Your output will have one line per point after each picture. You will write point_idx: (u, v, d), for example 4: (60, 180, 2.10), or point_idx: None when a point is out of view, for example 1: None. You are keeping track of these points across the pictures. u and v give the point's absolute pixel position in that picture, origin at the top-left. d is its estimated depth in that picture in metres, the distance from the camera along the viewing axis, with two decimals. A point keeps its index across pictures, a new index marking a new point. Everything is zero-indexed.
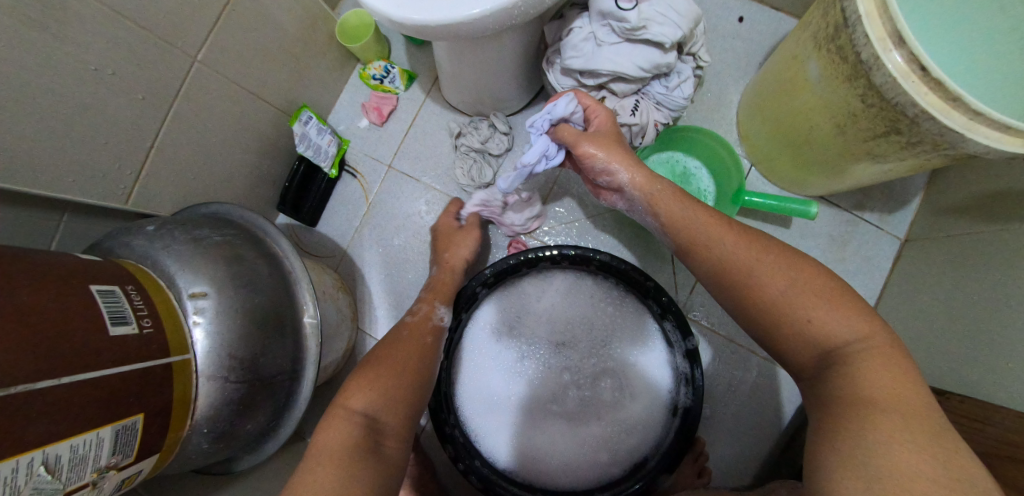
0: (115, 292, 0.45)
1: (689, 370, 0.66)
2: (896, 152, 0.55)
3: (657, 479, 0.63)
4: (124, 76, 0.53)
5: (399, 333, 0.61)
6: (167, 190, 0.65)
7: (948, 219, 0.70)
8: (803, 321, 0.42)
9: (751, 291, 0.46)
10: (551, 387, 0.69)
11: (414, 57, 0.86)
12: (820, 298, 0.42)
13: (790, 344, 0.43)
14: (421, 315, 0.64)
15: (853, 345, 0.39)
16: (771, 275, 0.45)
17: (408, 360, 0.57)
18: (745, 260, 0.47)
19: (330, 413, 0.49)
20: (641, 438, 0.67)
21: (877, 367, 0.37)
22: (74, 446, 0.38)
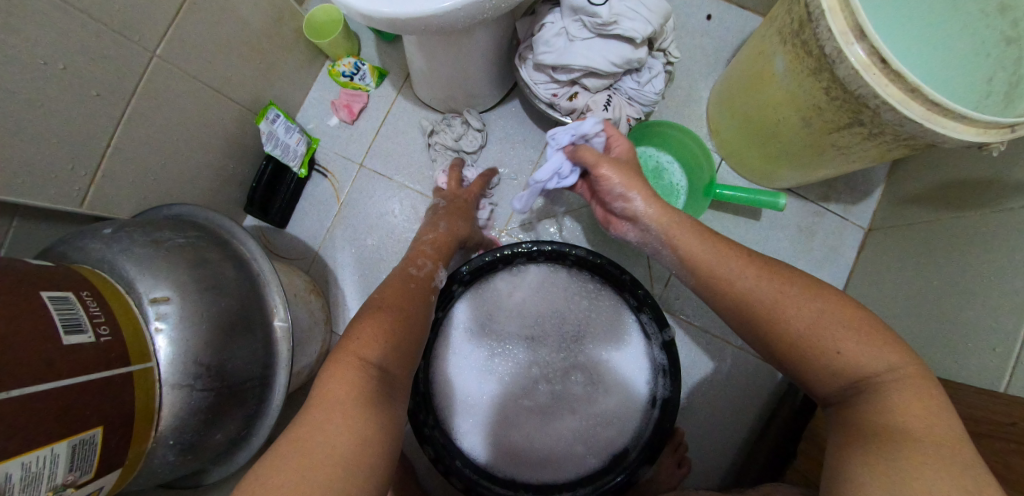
0: (69, 299, 0.42)
1: (664, 360, 0.67)
2: (858, 144, 0.57)
3: (637, 470, 0.64)
4: (76, 72, 0.50)
5: (405, 285, 0.59)
6: (125, 192, 0.62)
7: (908, 208, 0.73)
8: (834, 354, 0.41)
9: (775, 327, 0.44)
10: (530, 383, 0.69)
11: (385, 54, 0.85)
12: (843, 329, 0.41)
13: (820, 377, 0.42)
14: (426, 272, 0.62)
15: (883, 376, 0.38)
16: (797, 309, 0.43)
17: (417, 320, 0.55)
18: (767, 295, 0.45)
19: (337, 358, 0.45)
20: (621, 430, 0.67)
21: (911, 396, 0.37)
22: (26, 464, 0.35)
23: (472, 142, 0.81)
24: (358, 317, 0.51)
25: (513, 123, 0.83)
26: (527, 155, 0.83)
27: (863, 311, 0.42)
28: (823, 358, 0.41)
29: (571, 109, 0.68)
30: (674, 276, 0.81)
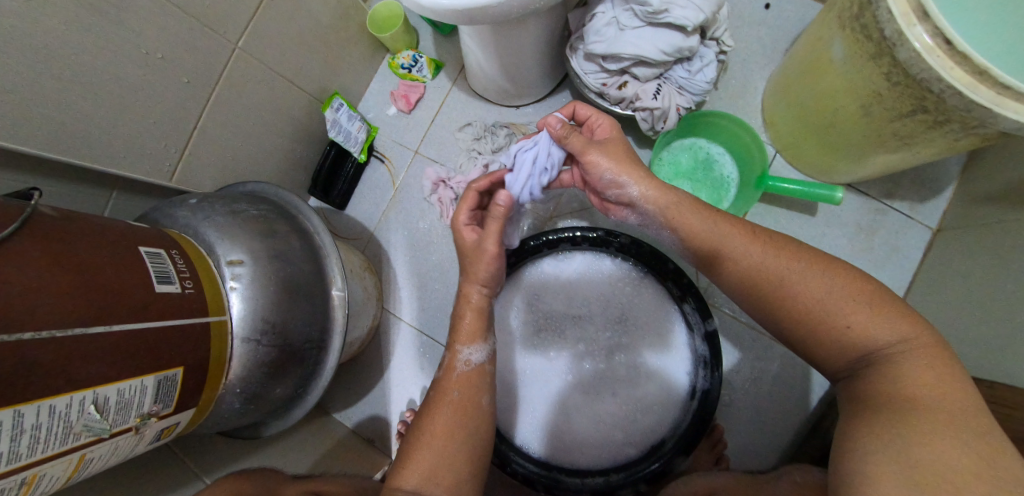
0: (161, 255, 0.48)
1: (707, 352, 0.66)
2: (923, 133, 0.54)
3: (674, 460, 0.63)
4: (173, 61, 0.57)
5: (443, 393, 0.58)
6: (208, 169, 0.69)
7: (983, 208, 0.68)
8: (843, 327, 0.41)
9: (783, 301, 0.44)
10: (575, 367, 0.70)
11: (441, 47, 0.88)
12: (854, 302, 0.41)
13: (827, 351, 0.42)
14: (446, 367, 0.60)
15: (892, 348, 0.39)
16: (805, 283, 0.43)
17: (451, 422, 0.55)
18: (773, 269, 0.45)
19: (383, 492, 0.51)
20: (659, 421, 0.67)
21: (923, 369, 0.37)
22: (121, 391, 0.41)
23: None
24: (412, 436, 0.55)
25: None
26: None
27: (869, 283, 0.42)
28: (832, 332, 0.41)
29: (620, 98, 0.68)
30: None
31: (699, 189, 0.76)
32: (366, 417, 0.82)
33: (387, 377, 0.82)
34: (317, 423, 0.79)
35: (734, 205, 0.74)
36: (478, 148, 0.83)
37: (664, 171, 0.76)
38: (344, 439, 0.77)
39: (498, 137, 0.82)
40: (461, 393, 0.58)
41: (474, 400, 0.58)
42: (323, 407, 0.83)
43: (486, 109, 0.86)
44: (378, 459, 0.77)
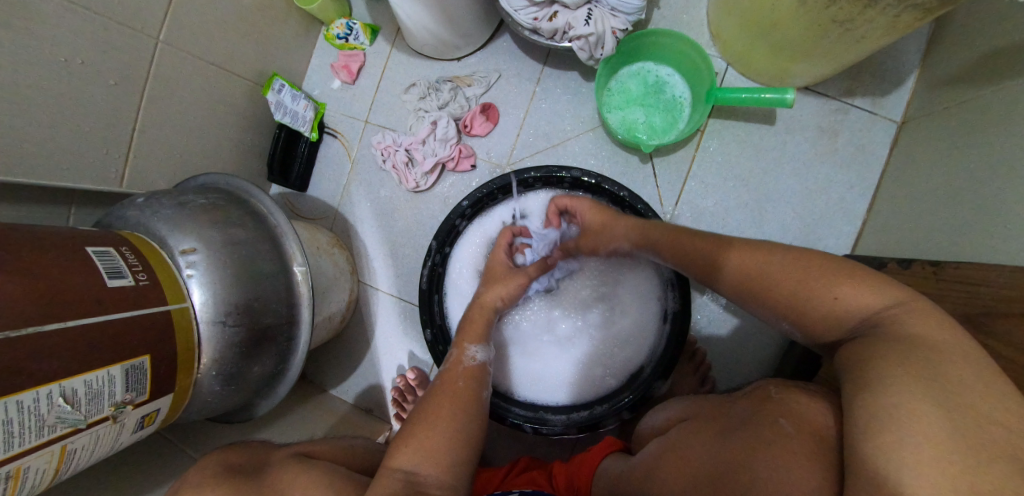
0: (110, 252, 0.49)
1: (671, 274, 0.67)
2: (862, 14, 0.51)
3: (652, 385, 0.64)
4: (93, 64, 0.57)
5: (453, 382, 0.57)
6: (158, 169, 0.69)
7: (946, 89, 0.65)
8: (831, 301, 0.38)
9: (770, 291, 0.42)
10: (542, 309, 0.71)
11: (374, 10, 0.86)
12: (840, 276, 0.38)
13: (825, 329, 0.38)
14: (453, 361, 0.61)
15: (886, 311, 0.35)
16: (787, 269, 0.41)
17: (454, 410, 0.54)
18: (757, 265, 0.44)
19: (376, 474, 0.48)
20: (634, 350, 0.68)
21: (925, 324, 0.33)
22: (88, 382, 0.43)
23: (456, 109, 0.80)
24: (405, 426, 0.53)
25: (505, 59, 0.81)
26: (523, 88, 0.80)
27: (856, 265, 0.40)
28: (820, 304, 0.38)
29: (553, 31, 0.66)
30: (686, 191, 0.76)
31: (652, 114, 0.74)
32: (361, 388, 0.85)
33: (375, 348, 0.85)
34: (314, 400, 0.82)
35: (689, 123, 0.72)
36: (425, 107, 0.82)
37: (613, 101, 0.74)
38: (342, 412, 0.81)
39: (443, 93, 0.81)
40: (466, 385, 0.58)
41: (473, 391, 0.57)
42: (319, 384, 0.87)
43: (429, 67, 0.84)
44: (376, 425, 0.80)
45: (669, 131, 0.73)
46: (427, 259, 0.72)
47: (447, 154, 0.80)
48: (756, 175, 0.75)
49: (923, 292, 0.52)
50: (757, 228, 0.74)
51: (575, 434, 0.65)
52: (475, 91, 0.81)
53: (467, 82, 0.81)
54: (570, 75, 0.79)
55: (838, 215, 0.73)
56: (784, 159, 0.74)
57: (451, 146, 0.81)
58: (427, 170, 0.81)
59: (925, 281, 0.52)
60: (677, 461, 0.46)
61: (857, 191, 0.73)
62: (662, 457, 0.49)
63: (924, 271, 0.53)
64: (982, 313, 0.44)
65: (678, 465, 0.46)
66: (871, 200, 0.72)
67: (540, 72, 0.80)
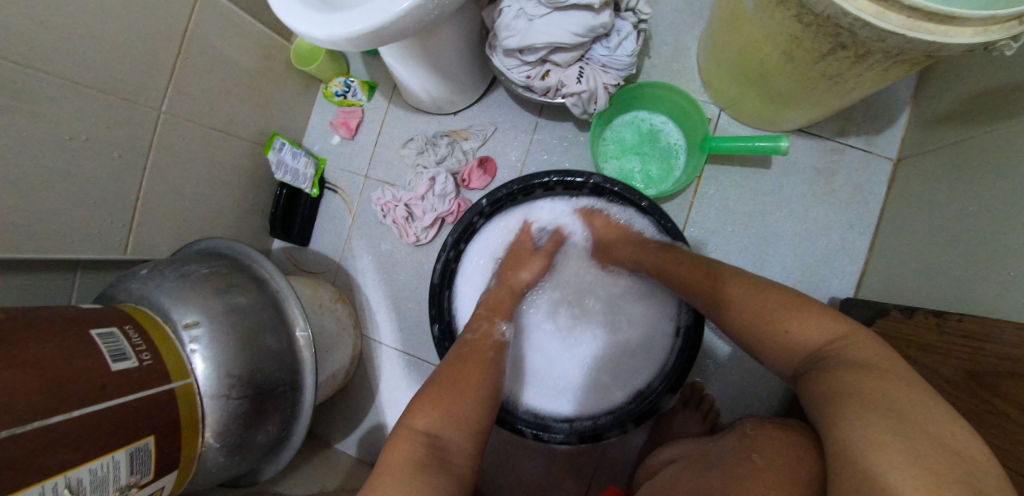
0: (114, 332, 0.49)
1: None
2: (849, 69, 0.52)
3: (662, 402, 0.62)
4: (98, 140, 0.58)
5: (481, 352, 0.56)
6: (161, 236, 0.70)
7: (938, 130, 0.66)
8: (784, 334, 0.41)
9: (737, 318, 0.46)
10: (554, 317, 0.71)
11: (371, 67, 0.88)
12: (789, 310, 0.42)
13: (781, 359, 0.41)
14: (481, 332, 0.59)
15: (833, 343, 0.38)
16: (746, 299, 0.45)
17: (479, 381, 0.52)
18: (726, 294, 0.48)
19: (394, 432, 0.47)
20: (643, 367, 0.66)
21: (863, 352, 0.37)
22: (93, 470, 0.43)
23: (455, 163, 0.82)
24: (428, 382, 0.51)
25: (500, 111, 0.83)
26: (519, 140, 0.82)
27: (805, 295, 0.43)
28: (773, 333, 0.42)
29: (546, 88, 0.68)
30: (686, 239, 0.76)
31: (648, 162, 0.75)
32: (365, 444, 0.84)
33: (378, 402, 0.84)
34: (317, 458, 0.81)
35: (685, 172, 0.73)
36: (424, 162, 0.83)
37: (609, 151, 0.76)
38: (346, 470, 0.79)
39: (440, 148, 0.82)
40: (494, 357, 0.56)
41: (494, 364, 0.56)
42: (322, 441, 0.85)
43: (426, 121, 0.86)
44: None
45: (665, 180, 0.75)
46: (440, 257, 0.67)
47: (447, 209, 0.81)
48: (754, 218, 0.75)
49: (928, 344, 0.51)
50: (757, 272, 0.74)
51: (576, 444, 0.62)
52: (472, 144, 0.82)
53: (464, 136, 0.83)
54: (565, 125, 0.80)
55: (840, 255, 0.73)
56: (781, 200, 0.75)
57: (450, 201, 0.82)
58: (427, 224, 0.81)
59: (929, 331, 0.51)
60: (666, 488, 0.48)
61: (857, 230, 0.73)
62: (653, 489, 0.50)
63: (927, 321, 0.52)
64: (989, 371, 0.43)
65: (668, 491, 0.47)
66: (872, 239, 0.72)
67: (535, 123, 0.81)
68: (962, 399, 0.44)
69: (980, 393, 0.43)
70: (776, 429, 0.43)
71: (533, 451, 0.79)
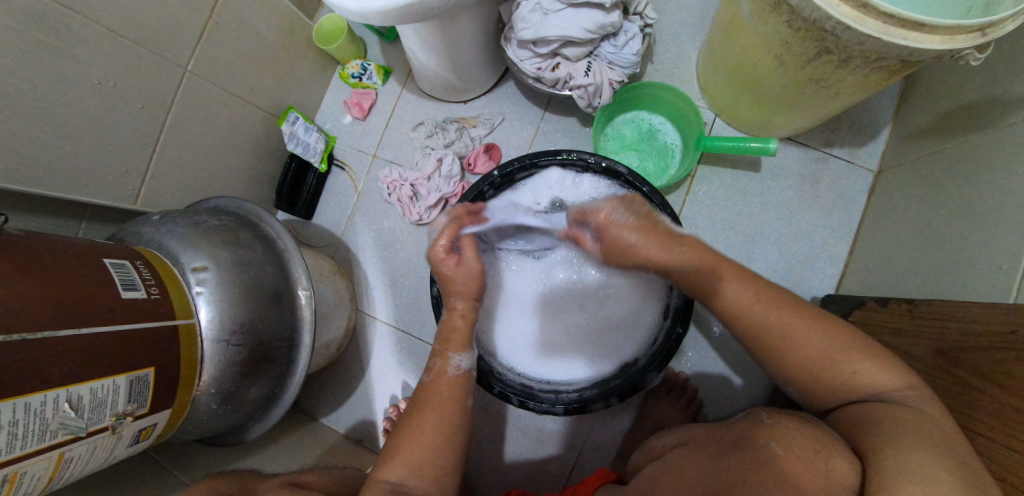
0: (125, 264, 0.50)
1: None
2: (835, 74, 0.57)
3: (645, 376, 0.65)
4: (125, 88, 0.61)
5: (435, 393, 0.56)
6: (171, 191, 0.72)
7: (916, 143, 0.71)
8: (851, 374, 0.42)
9: (798, 356, 0.44)
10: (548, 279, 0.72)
11: (389, 54, 0.93)
12: (860, 354, 0.42)
13: (831, 395, 0.43)
14: (436, 371, 0.59)
15: (901, 393, 0.40)
16: (812, 334, 0.44)
17: (440, 422, 0.54)
18: (782, 326, 0.45)
19: (366, 484, 0.50)
20: (630, 344, 0.69)
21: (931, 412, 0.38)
22: (94, 390, 0.43)
23: (463, 148, 0.86)
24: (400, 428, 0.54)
25: (509, 103, 0.87)
26: (525, 130, 0.86)
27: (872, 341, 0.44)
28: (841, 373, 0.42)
29: (556, 80, 0.72)
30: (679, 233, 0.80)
31: (645, 158, 0.80)
32: (353, 417, 0.84)
33: (369, 376, 0.85)
34: (304, 428, 0.81)
35: (679, 168, 0.77)
36: (432, 145, 0.87)
37: (609, 146, 0.80)
38: (332, 441, 0.79)
39: (449, 132, 0.86)
40: (451, 395, 0.57)
41: (459, 402, 0.57)
42: (309, 412, 0.85)
43: (437, 107, 0.90)
44: (366, 456, 0.79)
45: (660, 175, 0.79)
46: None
47: (451, 191, 0.85)
48: (742, 218, 0.80)
49: (903, 327, 0.56)
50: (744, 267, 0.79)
51: (561, 413, 0.67)
52: (479, 131, 0.87)
53: (472, 123, 0.87)
54: (569, 119, 0.85)
55: (820, 256, 0.78)
56: (769, 202, 0.80)
57: (455, 183, 0.85)
58: (430, 204, 0.84)
59: (902, 317, 0.57)
60: (678, 472, 0.48)
61: (838, 234, 0.78)
62: (661, 475, 0.51)
63: (900, 308, 0.58)
64: (955, 347, 0.48)
65: (678, 476, 0.48)
66: (852, 243, 0.77)
67: (541, 115, 0.86)
68: (934, 374, 0.49)
69: (951, 370, 0.47)
70: (792, 419, 0.40)
71: (520, 432, 0.81)
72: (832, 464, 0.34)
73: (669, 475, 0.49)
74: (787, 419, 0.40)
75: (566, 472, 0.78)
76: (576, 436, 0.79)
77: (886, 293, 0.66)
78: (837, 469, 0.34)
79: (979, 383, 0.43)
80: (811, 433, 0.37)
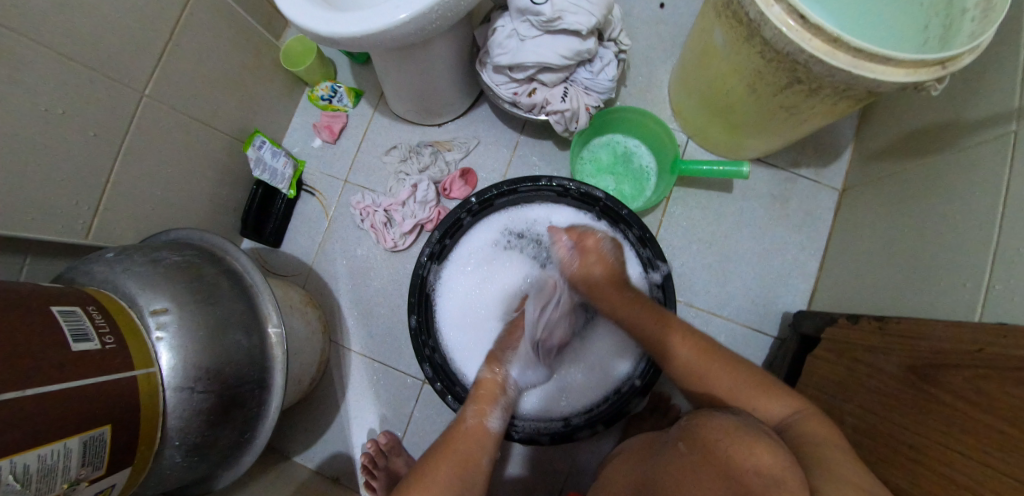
0: (76, 312, 0.46)
1: (661, 294, 0.67)
2: (803, 102, 0.59)
3: (630, 403, 0.65)
4: (75, 116, 0.56)
5: (450, 445, 0.54)
6: (127, 223, 0.67)
7: (877, 164, 0.75)
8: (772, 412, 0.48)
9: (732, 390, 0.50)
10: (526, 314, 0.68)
11: (359, 76, 0.91)
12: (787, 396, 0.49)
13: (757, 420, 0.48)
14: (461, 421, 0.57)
15: (792, 419, 0.47)
16: (722, 378, 0.51)
17: (450, 477, 0.51)
18: (700, 368, 0.53)
19: None
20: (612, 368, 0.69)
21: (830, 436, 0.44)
22: (42, 456, 0.39)
23: (437, 172, 0.84)
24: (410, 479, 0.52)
25: (484, 126, 0.87)
26: (501, 153, 0.85)
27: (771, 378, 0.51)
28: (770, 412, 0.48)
29: (532, 105, 0.72)
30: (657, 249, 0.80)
31: (620, 181, 0.81)
32: (328, 453, 0.80)
33: (345, 408, 0.81)
34: (275, 468, 0.76)
35: (656, 191, 0.78)
36: (407, 169, 0.85)
37: (586, 169, 0.81)
38: (307, 480, 0.75)
39: (424, 156, 0.85)
40: (466, 448, 0.54)
41: (476, 457, 0.54)
42: (282, 451, 0.81)
43: (411, 130, 0.88)
44: (344, 494, 0.75)
45: (636, 198, 0.80)
46: (425, 249, 0.69)
47: (427, 216, 0.83)
48: (717, 238, 0.82)
49: (874, 344, 0.58)
50: (720, 286, 0.81)
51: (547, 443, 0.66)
52: (455, 155, 0.86)
53: (447, 147, 0.86)
54: (545, 142, 0.85)
55: (792, 273, 0.80)
56: (742, 222, 0.82)
57: (430, 208, 0.84)
58: (406, 230, 0.82)
59: (873, 335, 0.59)
60: (615, 484, 0.47)
61: (809, 252, 0.81)
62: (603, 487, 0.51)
63: (871, 326, 0.60)
64: (926, 365, 0.49)
65: (616, 486, 0.47)
66: (821, 259, 0.80)
67: (517, 138, 0.85)
68: (907, 391, 0.50)
69: (925, 388, 0.48)
70: (704, 416, 0.39)
71: (505, 459, 0.79)
72: (745, 448, 0.34)
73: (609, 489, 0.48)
74: (699, 416, 0.40)
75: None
76: (561, 461, 0.78)
77: (855, 309, 0.68)
78: (751, 454, 0.33)
79: (948, 399, 0.45)
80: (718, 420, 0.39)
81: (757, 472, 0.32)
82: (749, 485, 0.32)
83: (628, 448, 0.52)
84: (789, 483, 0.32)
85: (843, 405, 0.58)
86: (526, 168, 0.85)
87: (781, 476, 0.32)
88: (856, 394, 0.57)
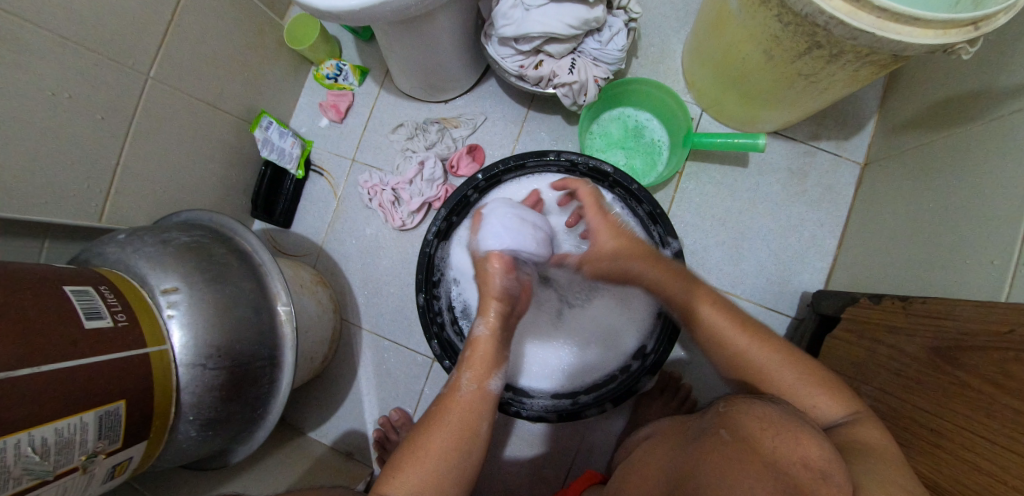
0: (88, 291, 0.47)
1: None
2: (825, 69, 0.55)
3: (637, 381, 0.65)
4: (83, 98, 0.57)
5: (445, 410, 0.55)
6: (140, 205, 0.68)
7: (903, 135, 0.71)
8: (811, 406, 0.46)
9: (774, 381, 0.48)
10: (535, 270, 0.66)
11: (364, 53, 0.89)
12: (823, 388, 0.47)
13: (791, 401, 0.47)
14: (455, 386, 0.57)
15: (845, 421, 0.45)
16: (786, 368, 0.48)
17: (449, 441, 0.52)
18: (764, 362, 0.48)
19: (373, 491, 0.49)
20: (619, 346, 0.69)
21: (872, 432, 0.43)
22: (60, 429, 0.41)
23: (444, 149, 0.83)
24: (410, 441, 0.52)
25: (491, 102, 0.85)
26: (508, 129, 0.84)
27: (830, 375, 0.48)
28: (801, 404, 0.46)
29: (539, 78, 0.70)
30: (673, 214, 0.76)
31: (631, 156, 0.79)
32: (343, 430, 0.82)
33: (357, 386, 0.83)
34: (291, 443, 0.79)
35: (668, 166, 0.76)
36: (414, 147, 0.84)
37: (595, 144, 0.79)
38: (323, 455, 0.77)
39: (430, 134, 0.84)
40: (466, 415, 0.54)
41: (469, 423, 0.54)
42: (297, 427, 0.83)
43: (418, 108, 0.87)
44: (357, 469, 0.77)
45: (648, 174, 0.78)
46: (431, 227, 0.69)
47: (434, 195, 0.83)
48: (731, 216, 0.79)
49: (897, 325, 0.55)
50: (733, 265, 0.79)
51: (554, 420, 0.66)
52: (462, 132, 0.84)
53: (453, 124, 0.84)
54: (553, 117, 0.83)
55: (810, 251, 0.77)
56: (757, 198, 0.79)
57: (438, 186, 0.83)
58: (413, 209, 0.82)
59: (897, 314, 0.56)
60: (647, 467, 0.47)
61: (827, 228, 0.78)
62: (629, 471, 0.51)
63: (893, 305, 0.57)
64: (951, 345, 0.47)
65: (648, 470, 0.47)
66: (841, 236, 0.77)
67: (525, 114, 0.83)
68: (926, 372, 0.49)
69: (949, 371, 0.46)
70: (745, 403, 0.39)
71: (515, 436, 0.80)
72: (789, 440, 0.33)
73: (642, 471, 0.48)
74: (739, 404, 0.39)
75: (563, 475, 0.78)
76: (571, 438, 0.79)
77: (874, 287, 0.66)
78: (797, 447, 0.33)
79: (974, 383, 0.43)
80: (758, 409, 0.37)
81: (803, 465, 0.32)
82: (794, 479, 0.31)
83: (660, 433, 0.52)
84: (833, 477, 0.32)
85: (863, 387, 0.57)
86: (533, 144, 0.83)
87: (827, 469, 0.32)
88: (874, 375, 0.56)
